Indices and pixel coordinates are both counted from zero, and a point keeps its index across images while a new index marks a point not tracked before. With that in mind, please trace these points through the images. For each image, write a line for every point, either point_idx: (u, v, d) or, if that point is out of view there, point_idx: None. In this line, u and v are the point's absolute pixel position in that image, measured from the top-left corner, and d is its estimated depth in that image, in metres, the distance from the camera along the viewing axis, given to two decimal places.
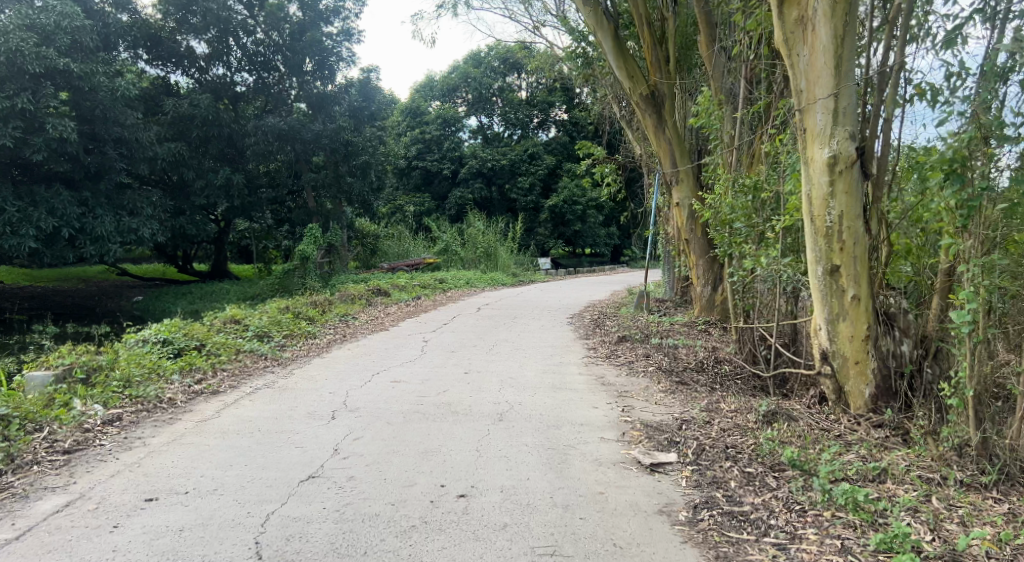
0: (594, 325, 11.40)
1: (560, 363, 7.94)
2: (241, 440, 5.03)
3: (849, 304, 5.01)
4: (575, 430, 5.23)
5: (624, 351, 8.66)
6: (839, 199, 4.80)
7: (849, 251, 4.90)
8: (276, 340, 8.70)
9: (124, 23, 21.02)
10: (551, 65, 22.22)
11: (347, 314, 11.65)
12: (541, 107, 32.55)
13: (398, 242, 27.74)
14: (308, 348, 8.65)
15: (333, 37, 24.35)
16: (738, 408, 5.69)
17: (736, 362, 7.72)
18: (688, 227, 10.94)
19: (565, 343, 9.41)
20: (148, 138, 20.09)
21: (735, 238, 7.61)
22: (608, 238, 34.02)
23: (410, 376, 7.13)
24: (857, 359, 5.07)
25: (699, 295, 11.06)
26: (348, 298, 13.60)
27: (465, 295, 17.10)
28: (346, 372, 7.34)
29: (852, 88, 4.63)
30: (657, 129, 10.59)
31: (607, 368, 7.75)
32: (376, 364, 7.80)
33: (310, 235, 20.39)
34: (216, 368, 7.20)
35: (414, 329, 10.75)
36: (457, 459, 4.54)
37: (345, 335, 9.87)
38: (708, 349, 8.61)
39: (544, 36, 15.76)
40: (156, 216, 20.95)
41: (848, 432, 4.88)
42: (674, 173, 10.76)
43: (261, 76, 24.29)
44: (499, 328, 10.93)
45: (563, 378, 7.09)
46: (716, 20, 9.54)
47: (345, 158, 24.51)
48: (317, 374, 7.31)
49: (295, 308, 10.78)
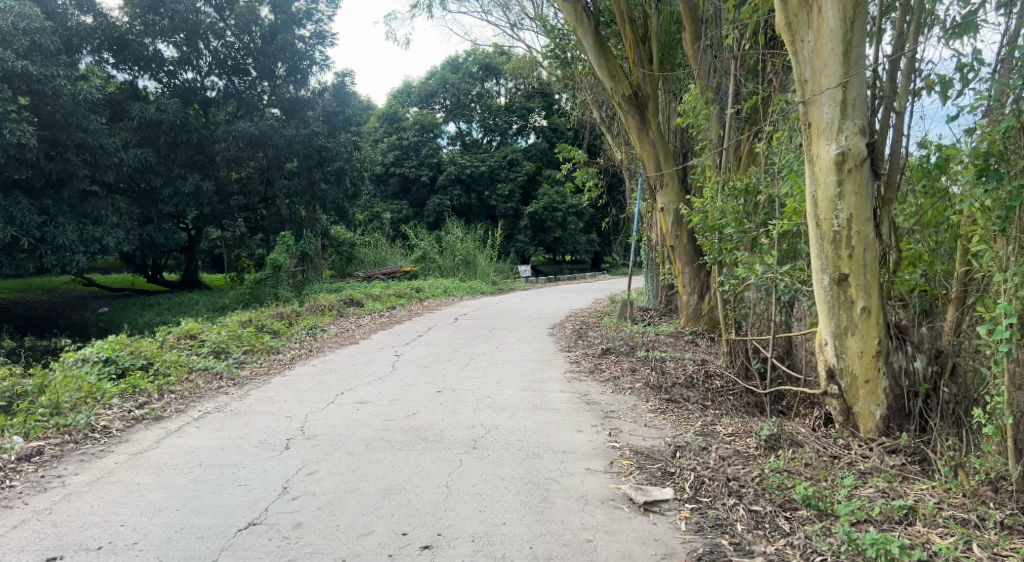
0: (576, 336, 10.88)
1: (541, 379, 7.38)
2: (177, 476, 4.38)
3: (859, 317, 4.56)
4: (557, 459, 4.69)
5: (609, 365, 8.14)
6: (848, 201, 4.36)
7: (859, 259, 4.46)
8: (234, 357, 8.00)
9: (88, 26, 20.16)
10: (531, 69, 21.82)
11: (315, 327, 10.98)
12: (520, 113, 32.18)
13: (375, 250, 27.05)
14: (269, 365, 7.95)
15: (305, 40, 23.66)
16: (736, 431, 5.17)
17: (727, 377, 7.31)
18: (674, 232, 10.50)
19: (547, 357, 8.85)
20: (112, 144, 19.24)
21: (727, 243, 7.19)
22: (589, 245, 33.63)
23: (376, 397, 6.51)
24: (867, 378, 4.63)
25: (685, 304, 10.62)
26: (318, 309, 12.92)
27: (441, 305, 16.49)
28: (307, 393, 6.69)
29: (861, 77, 4.20)
30: (640, 130, 10.18)
31: (591, 384, 7.23)
32: (341, 383, 7.15)
33: (282, 243, 19.66)
34: (163, 390, 6.45)
35: (385, 342, 10.14)
36: (423, 500, 3.97)
37: (311, 349, 9.18)
38: (698, 362, 8.12)
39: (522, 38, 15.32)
40: (121, 224, 20.05)
41: (861, 459, 4.43)
42: (659, 177, 10.32)
43: (232, 81, 23.52)
44: (476, 340, 10.37)
45: (544, 397, 6.54)
46: (701, 17, 9.18)
47: (319, 164, 23.81)
48: (274, 395, 6.64)
49: (258, 321, 10.09)
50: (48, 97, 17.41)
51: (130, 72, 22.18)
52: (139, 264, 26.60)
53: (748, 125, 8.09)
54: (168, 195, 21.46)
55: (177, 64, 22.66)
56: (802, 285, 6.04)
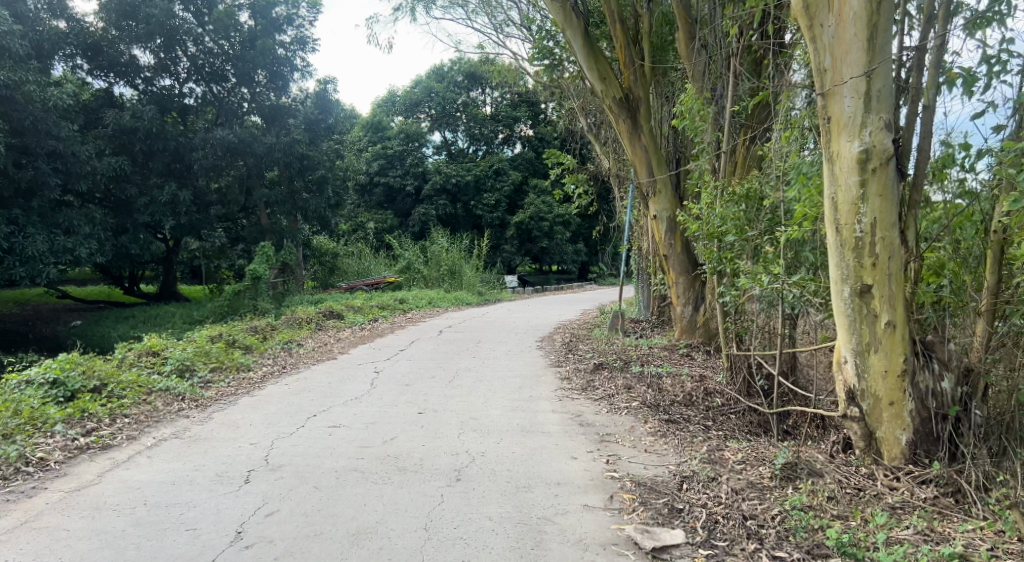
0: (566, 350, 10.38)
1: (529, 398, 6.86)
2: (116, 518, 3.79)
3: (883, 333, 4.13)
4: (550, 493, 4.19)
5: (602, 382, 7.62)
6: (872, 203, 3.97)
7: (883, 268, 4.05)
8: (200, 376, 7.36)
9: (60, 31, 19.45)
10: (517, 77, 21.45)
11: (291, 342, 10.35)
12: (505, 123, 31.80)
13: (358, 261, 26.42)
14: (238, 385, 7.33)
15: (286, 46, 23.14)
16: (747, 457, 4.70)
17: (728, 395, 6.90)
18: (667, 241, 10.07)
19: (536, 373, 8.32)
20: (85, 152, 18.57)
21: (729, 251, 6.81)
22: (575, 255, 33.15)
23: (351, 420, 5.94)
24: (891, 400, 4.20)
25: (679, 315, 10.19)
26: (294, 323, 12.27)
27: (426, 317, 15.91)
28: (275, 416, 6.09)
29: (887, 65, 3.82)
30: (632, 135, 9.80)
31: (585, 403, 6.72)
32: (314, 404, 6.57)
33: (262, 253, 19.01)
34: (115, 414, 5.78)
35: (364, 357, 9.56)
36: (398, 546, 3.46)
37: (285, 366, 8.58)
38: (696, 379, 7.63)
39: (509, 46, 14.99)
40: (94, 235, 19.30)
41: (889, 493, 3.99)
42: (651, 183, 9.93)
43: (211, 88, 22.88)
44: (461, 354, 9.84)
45: (535, 419, 6.03)
46: (695, 17, 8.88)
47: (300, 172, 23.19)
48: (240, 418, 6.02)
49: (230, 336, 9.47)
50: (18, 104, 16.74)
51: (105, 78, 21.49)
52: (114, 276, 25.71)
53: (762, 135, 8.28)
54: (144, 204, 20.68)
55: (154, 71, 22.02)
56: (812, 295, 5.62)
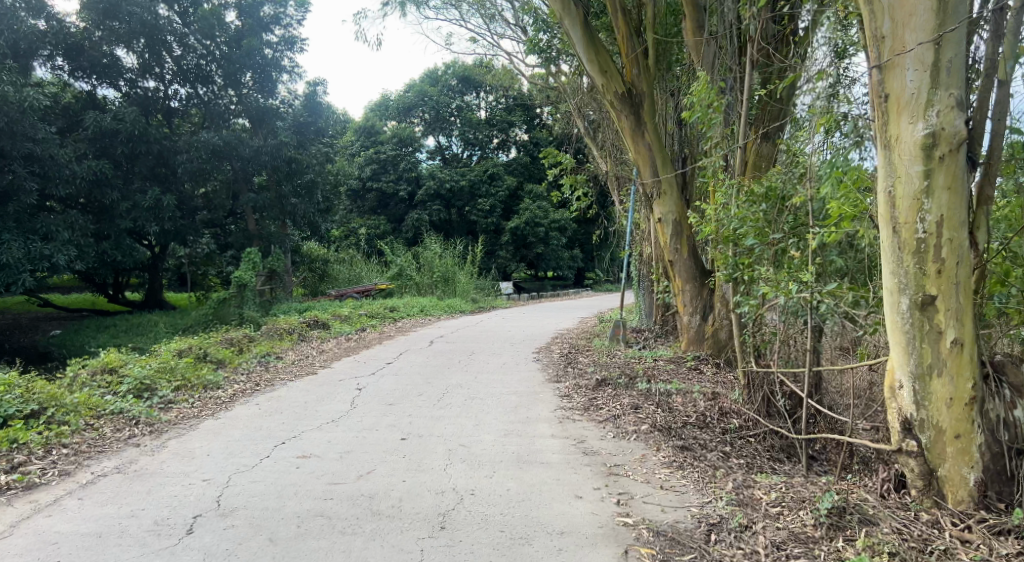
0: (565, 362, 9.68)
1: (526, 421, 6.15)
2: None
3: (948, 352, 3.48)
4: (553, 547, 3.49)
5: (606, 401, 6.92)
6: (939, 198, 3.35)
7: (949, 275, 3.42)
8: (160, 396, 6.58)
9: (40, 30, 18.48)
10: (512, 80, 20.82)
11: (270, 355, 9.59)
12: (500, 127, 31.14)
13: (350, 267, 25.67)
14: (203, 407, 6.55)
15: (273, 47, 22.44)
16: (784, 498, 4.02)
17: (746, 416, 6.33)
18: (672, 246, 9.45)
19: (533, 390, 7.60)
20: (64, 154, 17.82)
21: (747, 256, 6.19)
22: (571, 261, 32.46)
23: (323, 449, 5.23)
24: (957, 432, 3.53)
25: (686, 325, 9.57)
26: (275, 333, 11.51)
27: (417, 325, 15.21)
28: (237, 444, 5.35)
29: (958, 31, 3.24)
30: (635, 132, 9.23)
31: (589, 425, 6.03)
32: (284, 428, 5.85)
33: (248, 260, 18.23)
34: (50, 444, 4.97)
35: (347, 372, 8.84)
36: None
37: (258, 383, 7.81)
38: (710, 397, 6.98)
39: (504, 47, 14.38)
40: (73, 242, 18.52)
41: (961, 547, 3.31)
42: (656, 184, 9.33)
43: (197, 90, 22.14)
44: (453, 367, 9.15)
45: (532, 446, 5.34)
46: (703, 4, 8.26)
47: (288, 176, 22.48)
48: (198, 446, 5.26)
49: (201, 349, 8.70)
50: None
51: (87, 81, 20.67)
52: (97, 283, 24.86)
53: (776, 132, 7.90)
54: (126, 209, 19.80)
55: (138, 73, 21.17)
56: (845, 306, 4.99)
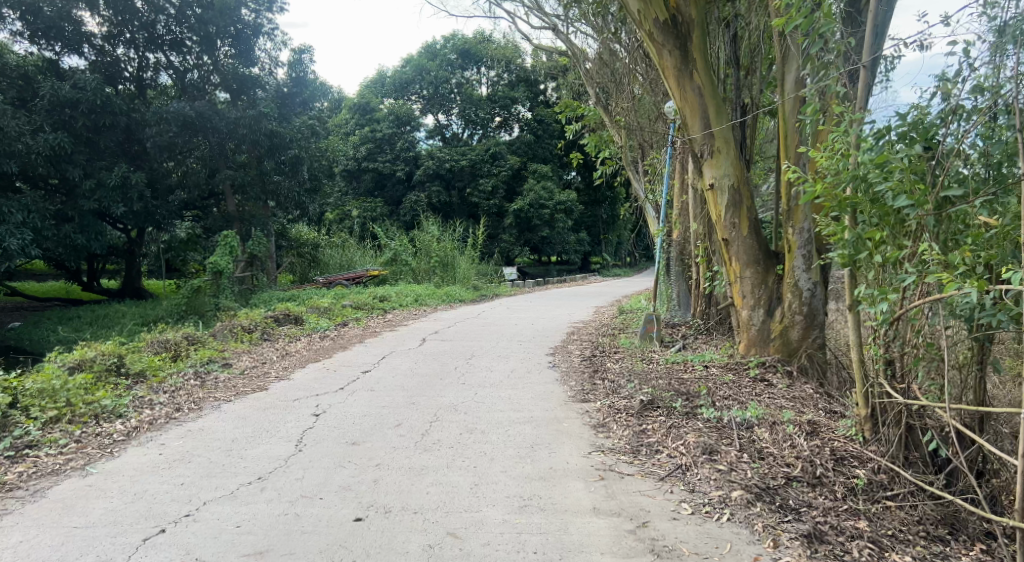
0: (592, 369, 7.55)
1: (550, 478, 4.06)
2: None
3: None
4: None
5: (660, 439, 4.79)
6: None
7: None
8: (8, 440, 4.48)
9: None
10: (515, 48, 18.42)
11: (214, 363, 7.46)
12: (503, 103, 28.66)
13: (342, 251, 23.32)
14: (75, 453, 4.46)
15: (251, 7, 19.86)
16: None
17: (879, 469, 4.27)
18: (728, 219, 7.31)
19: (553, 417, 5.49)
20: (14, 126, 15.46)
21: (878, 225, 4.16)
22: (578, 244, 30.07)
23: (221, 549, 3.14)
24: None
25: (745, 322, 7.48)
26: (230, 331, 9.35)
27: (410, 318, 13.07)
28: (83, 538, 3.24)
29: None
30: (681, 74, 7.14)
31: (653, 492, 3.89)
32: (175, 498, 3.73)
33: (225, 244, 15.96)
34: None
35: (307, 386, 6.73)
36: None
37: (179, 408, 5.69)
38: (810, 432, 4.89)
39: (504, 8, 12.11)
40: (29, 224, 16.23)
41: None
42: (707, 140, 7.21)
43: (170, 58, 19.82)
44: (445, 380, 7.01)
45: (566, 538, 3.26)
46: None
47: (269, 152, 19.89)
48: (9, 547, 3.14)
49: (116, 362, 6.58)
50: None
51: (49, 47, 18.30)
52: (66, 269, 22.75)
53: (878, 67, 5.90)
54: (89, 188, 17.49)
55: (105, 39, 18.85)
56: None
